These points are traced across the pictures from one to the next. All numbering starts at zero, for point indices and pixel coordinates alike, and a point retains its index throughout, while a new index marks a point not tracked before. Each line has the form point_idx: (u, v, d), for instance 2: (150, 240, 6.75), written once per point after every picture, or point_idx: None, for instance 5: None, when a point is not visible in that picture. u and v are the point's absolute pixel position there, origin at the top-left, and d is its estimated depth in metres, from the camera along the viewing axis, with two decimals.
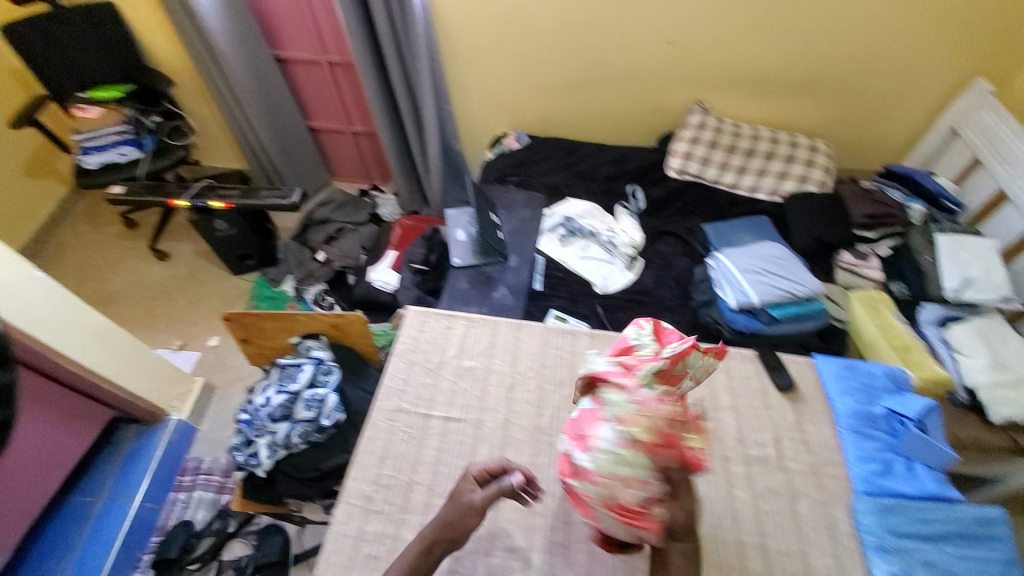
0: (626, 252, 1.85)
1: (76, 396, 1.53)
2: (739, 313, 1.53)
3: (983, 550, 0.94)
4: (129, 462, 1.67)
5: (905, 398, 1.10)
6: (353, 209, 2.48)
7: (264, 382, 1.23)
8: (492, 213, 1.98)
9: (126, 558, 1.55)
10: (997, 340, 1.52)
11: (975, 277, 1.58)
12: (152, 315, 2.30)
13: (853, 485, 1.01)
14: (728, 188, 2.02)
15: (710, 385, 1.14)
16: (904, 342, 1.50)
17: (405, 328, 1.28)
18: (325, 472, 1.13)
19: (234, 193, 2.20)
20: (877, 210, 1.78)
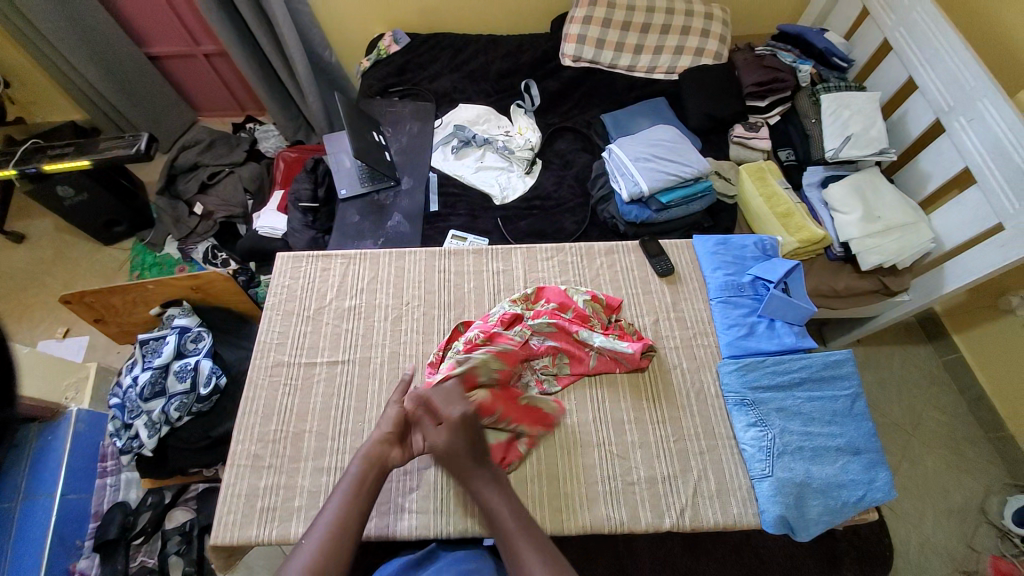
0: (523, 155, 1.75)
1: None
2: (631, 205, 1.52)
3: (830, 389, 1.05)
4: (38, 460, 1.47)
5: (772, 263, 1.16)
6: (224, 148, 2.17)
7: (130, 362, 1.22)
8: (376, 131, 1.77)
9: (65, 548, 1.42)
10: (871, 192, 1.57)
11: (854, 133, 1.61)
12: (20, 305, 2.00)
13: (720, 351, 1.10)
14: (626, 71, 1.89)
15: (594, 281, 1.19)
16: (787, 209, 1.55)
17: (277, 276, 1.20)
18: (215, 437, 1.17)
19: (67, 149, 1.82)
20: (766, 76, 1.75)
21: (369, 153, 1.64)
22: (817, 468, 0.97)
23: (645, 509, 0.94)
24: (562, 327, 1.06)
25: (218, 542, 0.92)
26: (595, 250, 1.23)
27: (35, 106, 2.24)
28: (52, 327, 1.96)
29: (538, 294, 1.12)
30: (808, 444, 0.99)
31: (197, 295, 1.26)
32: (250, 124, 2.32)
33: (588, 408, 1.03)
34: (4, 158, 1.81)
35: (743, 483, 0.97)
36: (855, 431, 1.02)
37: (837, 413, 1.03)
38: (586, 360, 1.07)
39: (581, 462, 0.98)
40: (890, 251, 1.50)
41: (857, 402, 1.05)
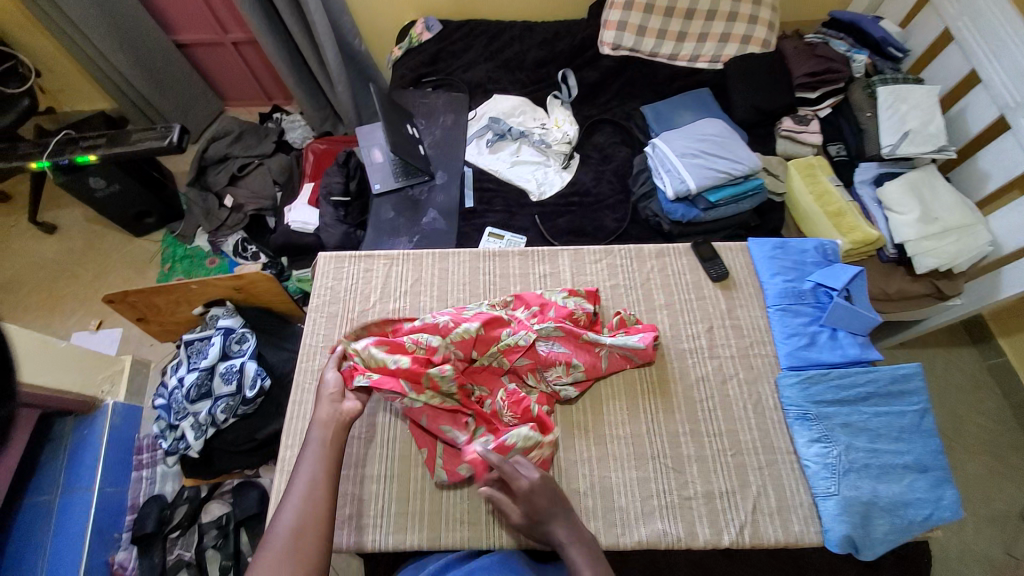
0: (561, 149, 1.69)
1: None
2: (676, 204, 1.47)
3: (896, 404, 1.01)
4: (75, 455, 1.49)
5: (835, 269, 1.10)
6: (253, 139, 2.14)
7: (175, 362, 1.25)
8: (410, 124, 1.74)
9: (103, 541, 1.46)
10: (929, 191, 1.49)
11: (912, 128, 1.53)
12: (57, 296, 2.03)
13: (779, 362, 1.06)
14: (667, 60, 1.81)
15: (644, 287, 1.15)
16: (839, 209, 1.47)
17: (320, 277, 1.19)
18: (260, 440, 1.20)
19: (99, 141, 1.81)
20: (819, 67, 1.67)
21: (403, 147, 1.61)
22: (884, 486, 0.93)
23: (702, 525, 0.92)
24: (569, 331, 1.02)
25: None
26: (644, 253, 1.19)
27: (64, 94, 2.24)
28: (86, 320, 1.98)
29: (517, 299, 1.10)
30: (874, 461, 0.94)
31: (240, 296, 1.28)
32: (275, 113, 2.28)
33: (642, 419, 1.01)
34: (36, 148, 1.80)
35: (804, 500, 0.95)
36: (923, 448, 0.97)
37: (904, 429, 0.98)
38: (600, 365, 1.03)
39: (637, 473, 0.96)
40: (949, 254, 1.42)
41: (925, 417, 1.00)
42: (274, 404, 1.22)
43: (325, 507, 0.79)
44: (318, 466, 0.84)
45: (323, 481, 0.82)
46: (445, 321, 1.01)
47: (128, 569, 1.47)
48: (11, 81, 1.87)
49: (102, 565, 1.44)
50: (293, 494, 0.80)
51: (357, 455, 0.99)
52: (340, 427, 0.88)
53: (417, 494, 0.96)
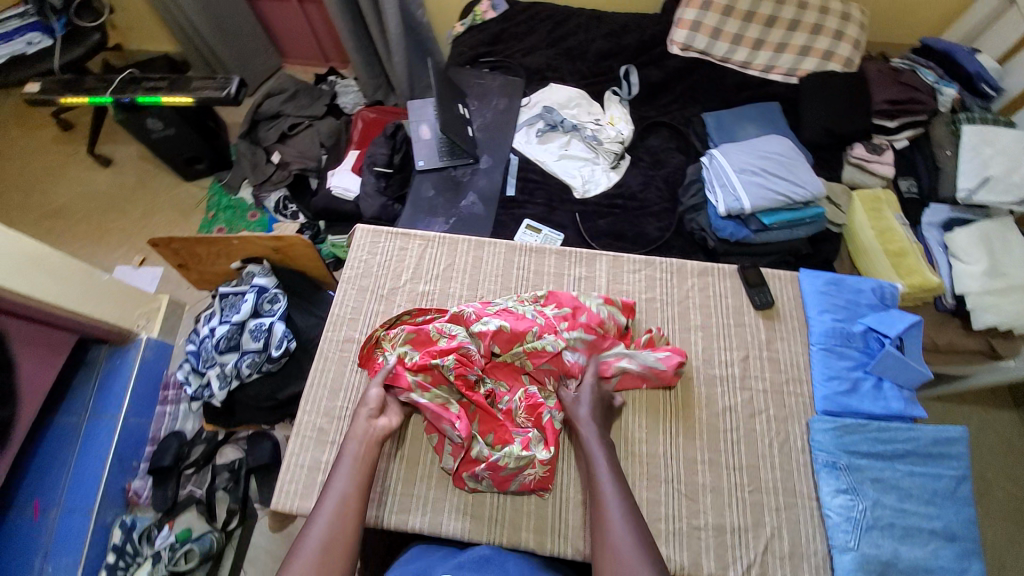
0: (612, 148, 1.64)
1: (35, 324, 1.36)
2: (726, 221, 1.40)
3: (933, 466, 0.95)
4: (105, 384, 1.55)
5: (890, 315, 1.03)
6: (306, 99, 2.15)
7: (209, 312, 1.29)
8: (462, 103, 1.71)
9: (123, 467, 1.54)
10: (1000, 245, 1.39)
11: (993, 175, 1.42)
12: (106, 228, 2.11)
13: (814, 404, 1.01)
14: (738, 68, 1.72)
15: (681, 304, 1.11)
16: (900, 249, 1.38)
17: (356, 249, 1.19)
18: (280, 400, 1.23)
19: (161, 83, 1.85)
20: (902, 94, 1.56)
21: (453, 127, 1.59)
22: (907, 549, 0.87)
23: (708, 558, 0.89)
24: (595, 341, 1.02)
25: (277, 506, 0.95)
26: (687, 270, 1.14)
27: (131, 33, 2.29)
28: (129, 254, 2.06)
29: (549, 297, 1.06)
30: (900, 521, 0.89)
31: (277, 256, 1.30)
32: (331, 76, 2.28)
33: (660, 441, 0.98)
34: (101, 83, 1.85)
35: (819, 549, 0.90)
36: (954, 515, 0.92)
37: (937, 492, 0.93)
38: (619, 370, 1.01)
39: (648, 493, 0.94)
40: (1014, 314, 1.31)
41: (962, 484, 0.94)
42: (298, 366, 1.25)
43: (353, 526, 0.82)
44: (349, 483, 0.85)
45: (356, 499, 0.84)
46: (469, 313, 1.01)
47: (143, 498, 1.56)
48: (85, 14, 1.92)
49: (120, 491, 1.52)
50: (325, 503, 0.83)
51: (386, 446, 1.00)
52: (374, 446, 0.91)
53: (424, 478, 0.97)
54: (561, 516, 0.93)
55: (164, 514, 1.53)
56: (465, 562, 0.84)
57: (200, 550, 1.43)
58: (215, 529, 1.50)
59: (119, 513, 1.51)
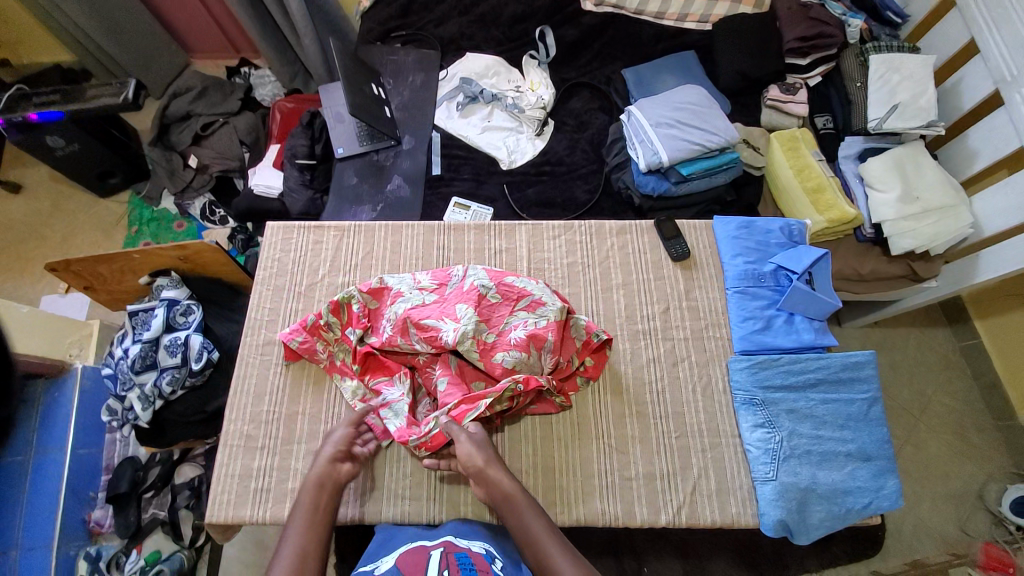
0: (535, 115, 1.61)
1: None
2: (647, 176, 1.41)
3: (846, 392, 1.02)
4: (47, 415, 1.41)
5: (796, 251, 1.11)
6: (217, 95, 2.01)
7: (122, 333, 1.28)
8: (376, 84, 1.64)
9: (80, 500, 1.42)
10: (911, 170, 1.42)
11: (901, 101, 1.45)
12: (24, 258, 1.96)
13: (733, 345, 1.08)
14: (653, 18, 1.71)
15: (603, 264, 1.16)
16: (818, 185, 1.40)
17: (268, 248, 1.18)
18: (210, 412, 1.24)
19: (54, 96, 1.72)
20: (811, 30, 1.56)
21: (366, 109, 1.52)
22: (823, 473, 0.95)
23: (640, 505, 0.96)
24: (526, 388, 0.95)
25: (213, 520, 0.96)
26: (606, 230, 1.20)
27: (17, 47, 2.08)
28: (52, 283, 1.91)
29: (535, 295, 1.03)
30: (816, 448, 0.97)
31: (187, 266, 1.29)
32: (244, 68, 2.16)
33: (591, 414, 1.02)
34: None
35: (744, 483, 0.98)
36: (867, 437, 0.99)
37: (851, 417, 1.00)
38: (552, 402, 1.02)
39: (579, 451, 1.00)
40: (927, 236, 1.36)
41: (873, 407, 1.01)
42: (225, 375, 1.26)
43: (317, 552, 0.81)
44: (306, 537, 0.82)
45: (315, 551, 0.81)
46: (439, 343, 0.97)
47: (106, 527, 1.45)
48: None
49: (79, 524, 1.41)
50: (291, 530, 0.83)
51: (326, 447, 1.01)
52: (331, 489, 0.89)
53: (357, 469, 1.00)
54: None
55: (131, 539, 1.43)
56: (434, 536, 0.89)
57: (171, 569, 1.38)
58: (184, 547, 1.45)
59: (82, 545, 1.41)
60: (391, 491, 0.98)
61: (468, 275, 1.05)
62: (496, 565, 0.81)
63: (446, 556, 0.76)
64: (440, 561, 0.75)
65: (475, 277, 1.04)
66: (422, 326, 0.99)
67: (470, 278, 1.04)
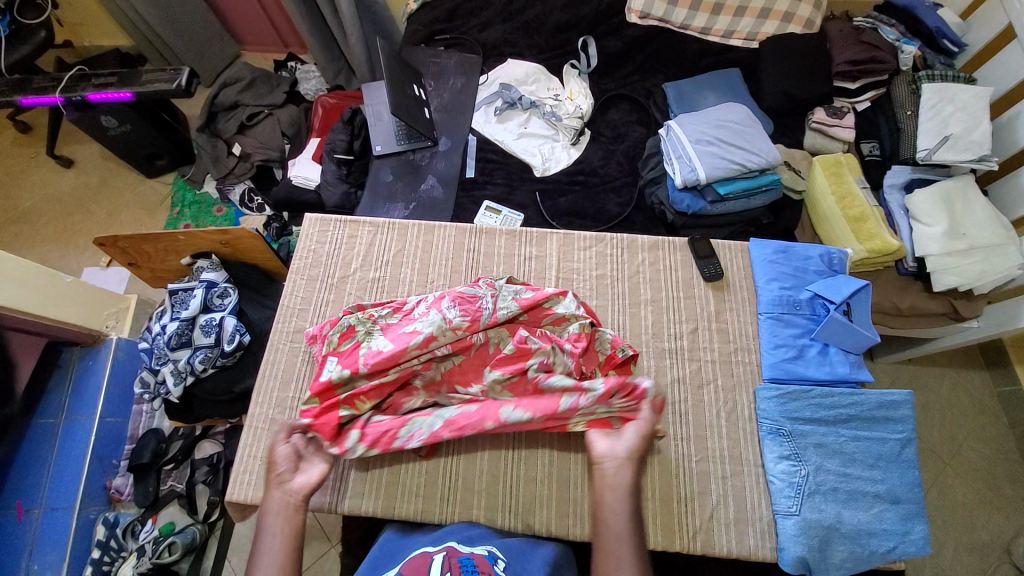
0: (571, 124, 1.61)
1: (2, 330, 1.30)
2: (683, 192, 1.39)
3: (879, 430, 0.98)
4: (79, 383, 1.49)
5: (834, 280, 1.08)
6: (264, 86, 2.08)
7: (161, 309, 1.33)
8: (417, 85, 1.67)
9: (104, 467, 1.48)
10: (962, 205, 1.36)
11: (953, 133, 1.39)
12: (73, 230, 2.06)
13: (762, 372, 1.05)
14: (698, 34, 1.69)
15: (631, 279, 1.15)
16: (860, 213, 1.36)
17: (304, 239, 1.21)
18: (237, 393, 1.28)
19: (112, 78, 1.80)
20: (862, 54, 1.52)
21: (407, 109, 1.55)
22: (849, 513, 0.92)
23: (655, 529, 0.94)
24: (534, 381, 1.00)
25: (233, 498, 0.99)
26: (637, 245, 1.19)
27: (84, 29, 2.21)
28: (95, 256, 1.99)
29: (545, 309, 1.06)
30: (843, 485, 0.93)
31: (227, 250, 1.33)
32: (291, 62, 2.22)
33: None
34: (52, 82, 1.79)
35: (764, 515, 0.95)
36: (898, 479, 0.95)
37: (882, 456, 0.96)
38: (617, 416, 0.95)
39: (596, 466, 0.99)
40: (975, 274, 1.30)
41: (907, 448, 0.97)
42: (253, 358, 1.30)
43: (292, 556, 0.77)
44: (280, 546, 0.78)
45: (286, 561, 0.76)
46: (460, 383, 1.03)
47: (126, 494, 1.50)
48: (28, 13, 1.83)
49: (101, 490, 1.47)
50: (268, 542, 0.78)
51: None
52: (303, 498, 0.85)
53: (375, 462, 1.01)
54: (512, 493, 0.98)
55: (148, 509, 1.48)
56: (445, 535, 0.90)
57: (183, 542, 1.40)
58: (197, 521, 1.47)
59: (101, 511, 1.47)
60: (404, 488, 0.99)
61: (499, 307, 1.04)
62: (499, 565, 0.77)
63: (449, 560, 0.74)
64: (443, 563, 0.73)
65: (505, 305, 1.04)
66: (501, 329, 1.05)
67: (501, 313, 1.04)
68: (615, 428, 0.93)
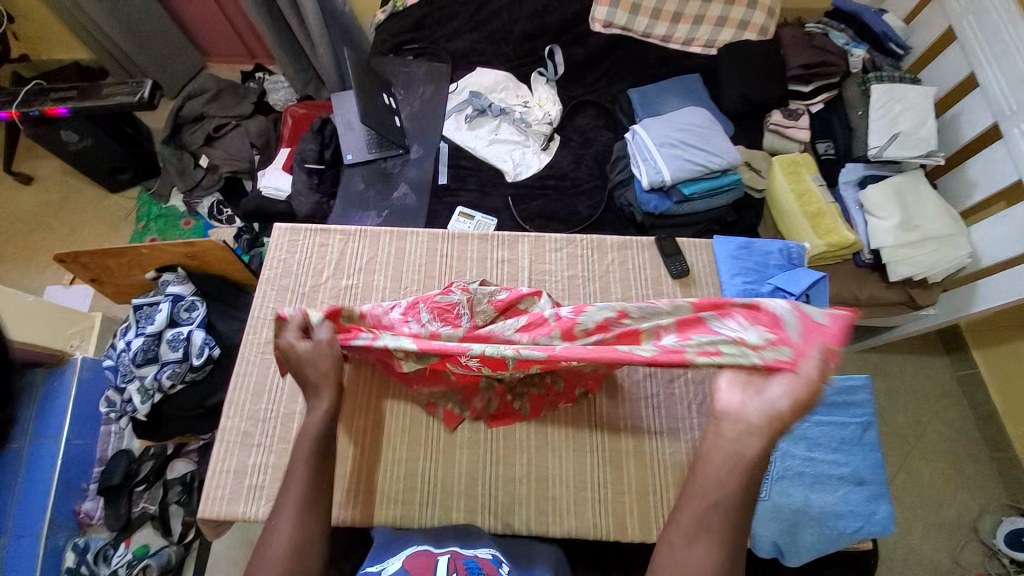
0: (541, 130, 1.64)
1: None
2: (650, 194, 1.43)
3: (841, 416, 1.03)
4: (45, 404, 1.42)
5: (794, 272, 1.13)
6: (231, 97, 2.05)
7: (125, 326, 1.29)
8: (387, 94, 1.67)
9: (71, 491, 1.41)
10: (911, 198, 1.44)
11: (902, 131, 1.48)
12: (31, 248, 1.98)
13: None
14: (660, 41, 1.75)
15: (602, 278, 1.18)
16: (817, 210, 1.43)
17: (274, 248, 1.20)
18: (208, 408, 1.25)
19: (71, 92, 1.75)
20: (813, 58, 1.60)
21: (377, 118, 1.55)
22: (817, 496, 0.95)
23: (632, 521, 0.97)
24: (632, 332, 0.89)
25: (206, 515, 0.96)
26: (607, 245, 1.22)
27: (40, 41, 2.13)
28: (56, 275, 1.92)
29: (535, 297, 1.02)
30: (810, 469, 0.97)
31: (193, 263, 1.31)
32: (259, 73, 2.20)
33: (585, 427, 1.03)
34: (6, 97, 1.73)
35: None
36: (862, 461, 0.99)
37: (845, 440, 1.00)
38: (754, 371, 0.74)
39: (574, 461, 1.01)
40: (924, 263, 1.38)
41: (868, 431, 1.02)
42: (224, 372, 1.27)
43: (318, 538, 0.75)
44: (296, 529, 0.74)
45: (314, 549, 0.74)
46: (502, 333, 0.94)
47: (96, 519, 1.43)
48: None
49: (69, 514, 1.40)
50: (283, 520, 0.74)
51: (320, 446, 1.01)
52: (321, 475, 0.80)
53: (354, 471, 1.00)
54: (491, 495, 0.99)
55: (121, 532, 1.41)
56: (437, 536, 0.89)
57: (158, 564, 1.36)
58: (172, 542, 1.42)
59: (69, 536, 1.40)
60: (380, 496, 0.98)
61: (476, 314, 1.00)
62: (503, 568, 0.79)
63: (454, 561, 0.76)
64: (449, 564, 0.74)
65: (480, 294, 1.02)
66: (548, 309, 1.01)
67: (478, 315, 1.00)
68: (763, 379, 0.73)
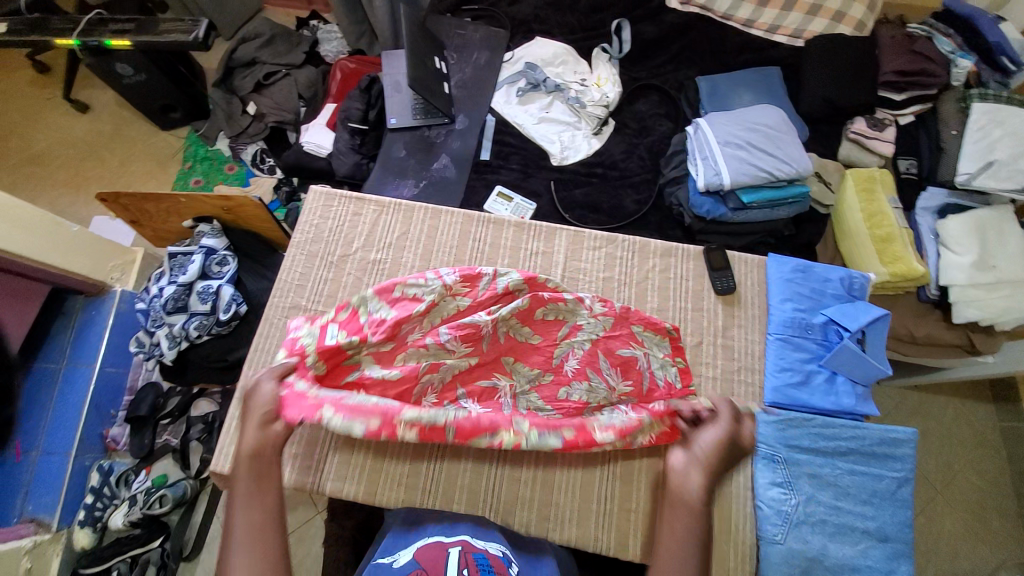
0: (595, 113, 1.54)
1: (10, 277, 1.32)
2: (704, 197, 1.33)
3: (877, 466, 0.95)
4: (83, 331, 1.50)
5: (852, 307, 1.04)
6: (284, 45, 2.02)
7: (160, 271, 1.32)
8: (439, 57, 1.60)
9: (100, 416, 1.50)
10: (996, 235, 1.28)
11: (998, 159, 1.31)
12: (84, 177, 2.05)
13: (764, 394, 1.03)
14: (740, 26, 1.59)
15: (639, 285, 1.12)
16: (887, 234, 1.29)
17: (307, 212, 1.18)
18: (231, 361, 1.29)
19: (128, 24, 1.74)
20: (912, 65, 1.43)
21: (425, 83, 1.48)
22: (835, 546, 0.90)
23: (636, 539, 0.96)
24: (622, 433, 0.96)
25: (216, 467, 1.00)
26: (650, 249, 1.15)
27: None
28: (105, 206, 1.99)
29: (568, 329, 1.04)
30: (833, 518, 0.91)
31: (228, 217, 1.32)
32: (314, 21, 2.14)
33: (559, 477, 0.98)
34: (69, 24, 1.74)
35: (748, 539, 0.94)
36: (890, 518, 0.92)
37: (877, 493, 0.93)
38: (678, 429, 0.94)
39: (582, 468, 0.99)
40: (999, 309, 1.24)
41: (904, 487, 0.94)
42: (248, 328, 1.30)
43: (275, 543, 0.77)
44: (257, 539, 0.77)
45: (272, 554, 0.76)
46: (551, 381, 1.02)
47: (121, 445, 1.53)
48: None
49: (97, 438, 1.50)
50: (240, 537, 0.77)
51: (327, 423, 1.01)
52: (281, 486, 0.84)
53: (360, 450, 1.01)
54: (494, 491, 0.98)
55: (142, 460, 1.51)
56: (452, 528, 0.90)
57: (174, 495, 1.43)
58: (189, 476, 1.50)
59: (96, 458, 1.50)
60: (386, 477, 0.99)
61: (498, 279, 1.03)
62: (513, 570, 0.78)
63: (464, 555, 0.76)
64: (459, 559, 0.74)
65: (505, 282, 1.03)
66: (619, 358, 1.03)
67: (501, 280, 1.04)
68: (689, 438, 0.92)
